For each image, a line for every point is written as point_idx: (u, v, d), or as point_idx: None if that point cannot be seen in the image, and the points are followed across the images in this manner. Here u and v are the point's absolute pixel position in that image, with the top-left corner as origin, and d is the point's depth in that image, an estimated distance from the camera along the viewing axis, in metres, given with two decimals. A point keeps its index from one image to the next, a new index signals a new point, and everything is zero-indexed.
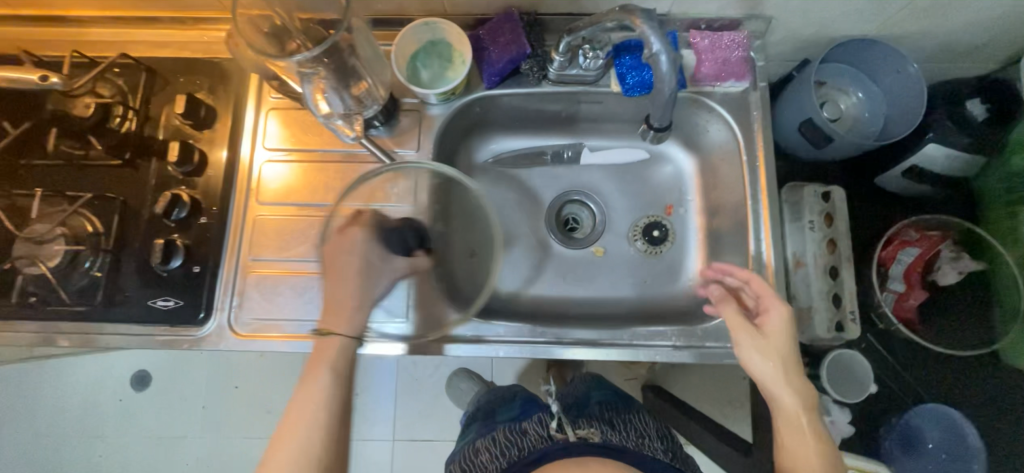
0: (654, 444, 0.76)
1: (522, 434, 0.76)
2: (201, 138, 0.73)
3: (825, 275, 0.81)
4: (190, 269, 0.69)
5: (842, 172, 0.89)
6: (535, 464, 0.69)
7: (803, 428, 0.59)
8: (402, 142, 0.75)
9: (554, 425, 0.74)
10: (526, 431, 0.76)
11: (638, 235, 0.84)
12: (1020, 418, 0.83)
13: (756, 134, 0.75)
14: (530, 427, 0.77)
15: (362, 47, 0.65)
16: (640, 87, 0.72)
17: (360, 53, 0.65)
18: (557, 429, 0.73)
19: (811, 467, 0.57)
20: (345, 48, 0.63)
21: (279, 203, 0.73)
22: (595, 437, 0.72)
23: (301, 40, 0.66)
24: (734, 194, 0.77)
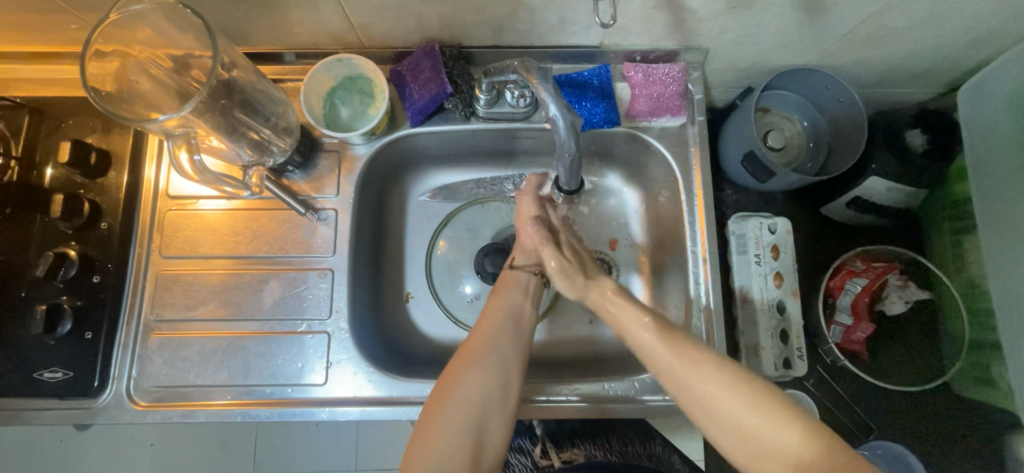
0: (637, 451, 0.76)
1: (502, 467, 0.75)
2: (93, 187, 0.66)
3: (771, 310, 0.78)
4: (82, 335, 0.63)
5: (791, 200, 0.87)
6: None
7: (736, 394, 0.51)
8: (321, 186, 0.69)
9: (538, 452, 0.75)
10: (508, 464, 0.75)
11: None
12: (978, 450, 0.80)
13: (693, 171, 0.71)
14: (513, 460, 0.75)
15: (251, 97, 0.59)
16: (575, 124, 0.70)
17: (249, 104, 0.58)
18: (543, 455, 0.75)
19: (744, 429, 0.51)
20: (223, 96, 0.55)
21: (186, 256, 0.67)
22: (581, 457, 0.74)
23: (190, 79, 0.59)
24: (674, 230, 0.74)
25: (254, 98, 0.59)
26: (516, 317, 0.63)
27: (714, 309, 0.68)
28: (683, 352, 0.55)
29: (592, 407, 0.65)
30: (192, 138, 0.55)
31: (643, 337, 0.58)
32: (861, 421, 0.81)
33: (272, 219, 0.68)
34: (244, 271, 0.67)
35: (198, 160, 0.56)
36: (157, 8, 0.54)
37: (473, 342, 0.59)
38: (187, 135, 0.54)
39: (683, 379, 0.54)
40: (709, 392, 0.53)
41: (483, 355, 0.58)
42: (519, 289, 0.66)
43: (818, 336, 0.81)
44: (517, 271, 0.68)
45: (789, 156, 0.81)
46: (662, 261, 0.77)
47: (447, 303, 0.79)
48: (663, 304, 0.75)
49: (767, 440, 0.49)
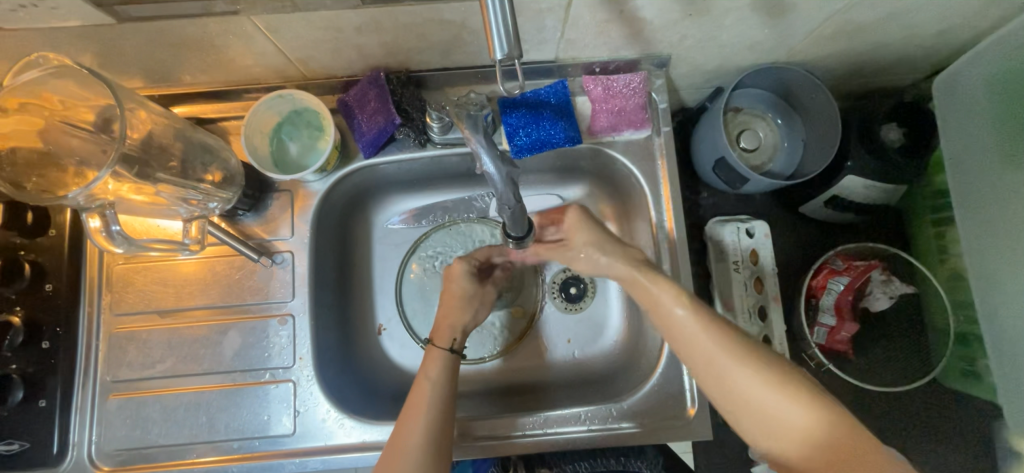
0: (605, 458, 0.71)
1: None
2: (34, 248, 0.62)
3: (753, 317, 0.76)
4: (34, 403, 0.60)
5: (769, 199, 0.84)
6: None
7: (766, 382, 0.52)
8: (276, 229, 0.66)
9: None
10: None
11: (556, 292, 0.77)
12: (968, 442, 0.79)
13: (661, 184, 0.68)
14: None
15: (174, 156, 0.56)
16: (530, 148, 0.67)
17: (175, 163, 0.56)
18: None
19: (765, 413, 0.51)
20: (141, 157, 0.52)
21: (139, 312, 0.64)
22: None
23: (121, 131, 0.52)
24: (649, 245, 0.70)
25: (182, 156, 0.57)
26: (444, 401, 0.59)
27: None
28: (729, 341, 0.54)
29: (564, 437, 0.64)
30: (109, 208, 0.50)
31: (683, 331, 0.56)
32: None
33: (228, 266, 0.65)
34: (201, 323, 0.64)
35: (115, 231, 0.50)
36: (53, 70, 0.49)
37: (401, 443, 0.56)
38: (101, 205, 0.49)
39: (721, 369, 0.53)
40: (743, 384, 0.52)
41: (409, 453, 0.55)
42: (436, 371, 0.61)
43: (802, 339, 0.80)
44: (437, 348, 0.64)
45: (764, 157, 0.78)
46: None
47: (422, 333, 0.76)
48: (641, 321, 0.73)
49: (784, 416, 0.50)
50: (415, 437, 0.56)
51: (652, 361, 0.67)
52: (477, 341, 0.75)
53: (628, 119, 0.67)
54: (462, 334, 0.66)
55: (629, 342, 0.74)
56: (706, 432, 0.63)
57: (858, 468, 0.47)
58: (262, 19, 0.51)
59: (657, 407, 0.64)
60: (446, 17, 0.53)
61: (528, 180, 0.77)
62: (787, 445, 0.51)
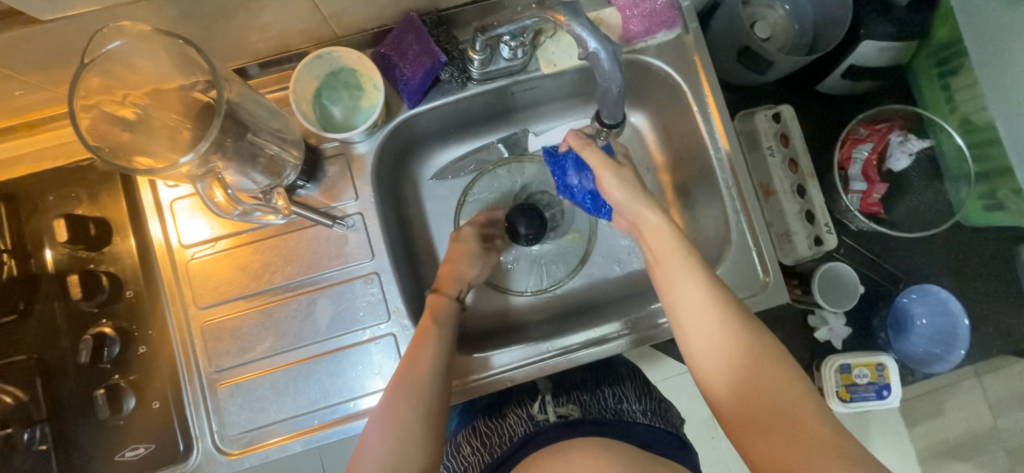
0: (632, 408, 0.71)
1: (502, 420, 0.71)
2: (104, 259, 0.62)
3: (794, 195, 0.81)
4: (149, 406, 0.61)
5: (784, 87, 0.88)
6: (516, 451, 0.64)
7: (699, 272, 0.54)
8: (338, 195, 0.67)
9: (536, 405, 0.70)
10: (506, 415, 0.71)
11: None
12: (1001, 271, 0.86)
13: (701, 80, 0.69)
14: (512, 413, 0.71)
15: (252, 111, 0.56)
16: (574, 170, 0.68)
17: (257, 124, 0.55)
18: (539, 409, 0.69)
19: (693, 293, 0.53)
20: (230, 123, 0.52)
21: (222, 302, 0.65)
22: (576, 412, 0.68)
23: (191, 128, 0.55)
24: (692, 142, 0.73)
25: (255, 116, 0.55)
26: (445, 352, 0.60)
27: (754, 212, 0.68)
28: (669, 233, 0.57)
29: (566, 357, 0.68)
30: (217, 174, 0.54)
31: (658, 268, 0.57)
32: (887, 272, 0.88)
33: (302, 239, 0.66)
34: (286, 299, 0.65)
35: (231, 194, 0.56)
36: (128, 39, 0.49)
37: (409, 392, 0.55)
38: (211, 172, 0.52)
39: (661, 260, 0.57)
40: (680, 277, 0.54)
41: (416, 396, 0.55)
42: (439, 329, 0.61)
43: (840, 208, 0.85)
44: (438, 305, 0.64)
45: (779, 43, 0.81)
46: (684, 177, 0.77)
47: (511, 274, 0.79)
48: (698, 218, 0.76)
49: (704, 309, 0.52)
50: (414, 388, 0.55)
51: (717, 248, 0.72)
52: (556, 270, 0.79)
53: (659, 21, 0.67)
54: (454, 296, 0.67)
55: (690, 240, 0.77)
56: (785, 296, 0.67)
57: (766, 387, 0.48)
58: None
59: (737, 284, 0.68)
60: None
61: (556, 106, 0.78)
62: (705, 341, 0.52)
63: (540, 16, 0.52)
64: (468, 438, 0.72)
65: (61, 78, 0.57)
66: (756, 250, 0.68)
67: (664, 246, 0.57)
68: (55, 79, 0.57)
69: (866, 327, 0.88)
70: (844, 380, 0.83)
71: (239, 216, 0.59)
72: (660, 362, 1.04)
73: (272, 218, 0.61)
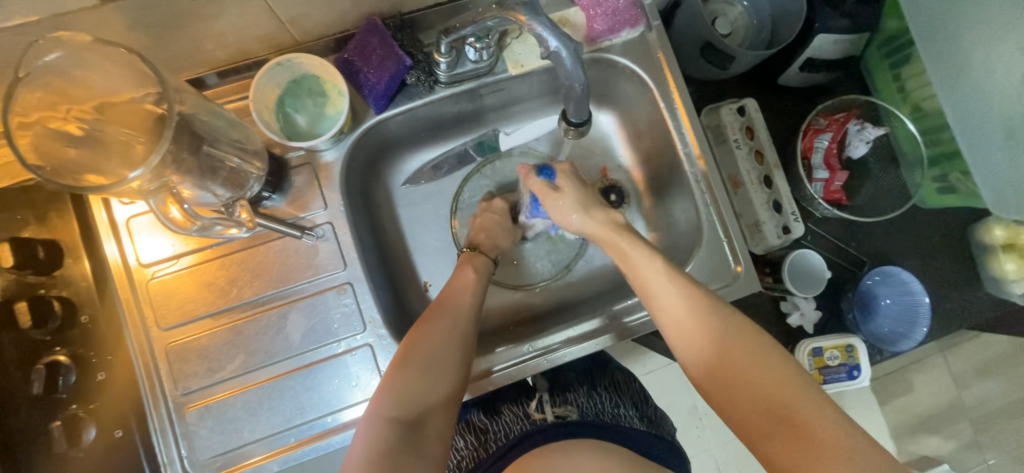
0: (629, 414, 0.71)
1: (498, 416, 0.71)
2: (55, 283, 0.58)
3: (761, 186, 0.83)
4: (112, 435, 0.58)
5: (747, 81, 0.91)
6: (509, 447, 0.64)
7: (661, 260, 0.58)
8: (305, 205, 0.65)
9: (533, 404, 0.70)
10: (502, 413, 0.71)
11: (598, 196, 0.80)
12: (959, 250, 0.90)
13: (665, 76, 0.70)
14: (508, 411, 0.71)
15: (207, 119, 0.54)
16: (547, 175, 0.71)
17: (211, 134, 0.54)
18: (536, 408, 0.69)
19: (658, 279, 0.56)
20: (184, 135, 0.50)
21: (187, 322, 0.62)
22: (573, 414, 0.67)
23: (141, 138, 0.52)
24: (661, 138, 0.74)
25: (211, 127, 0.54)
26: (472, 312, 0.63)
27: (723, 205, 0.70)
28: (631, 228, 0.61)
29: (547, 358, 0.68)
30: (172, 188, 0.51)
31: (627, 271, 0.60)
32: (853, 256, 0.91)
33: (271, 252, 0.64)
34: (257, 314, 0.63)
35: (188, 209, 0.53)
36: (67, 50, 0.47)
37: (429, 341, 0.58)
38: (165, 186, 0.50)
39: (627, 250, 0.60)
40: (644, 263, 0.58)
41: (434, 347, 0.58)
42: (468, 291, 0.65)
43: (806, 196, 0.87)
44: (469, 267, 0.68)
45: (739, 38, 0.84)
46: (655, 172, 0.78)
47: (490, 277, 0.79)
48: (671, 212, 0.77)
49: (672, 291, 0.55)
50: (439, 339, 0.58)
51: (690, 241, 0.73)
52: (531, 272, 0.80)
53: (623, 19, 0.67)
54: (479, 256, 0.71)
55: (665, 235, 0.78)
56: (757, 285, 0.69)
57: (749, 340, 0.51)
58: None
59: (710, 275, 0.69)
60: None
61: (527, 106, 0.78)
62: (679, 316, 0.54)
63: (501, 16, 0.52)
64: (462, 434, 0.72)
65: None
66: (728, 241, 0.69)
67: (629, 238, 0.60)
68: None
69: (836, 311, 0.90)
70: (817, 363, 0.86)
71: (198, 231, 0.57)
72: (642, 357, 1.05)
73: (234, 232, 0.60)
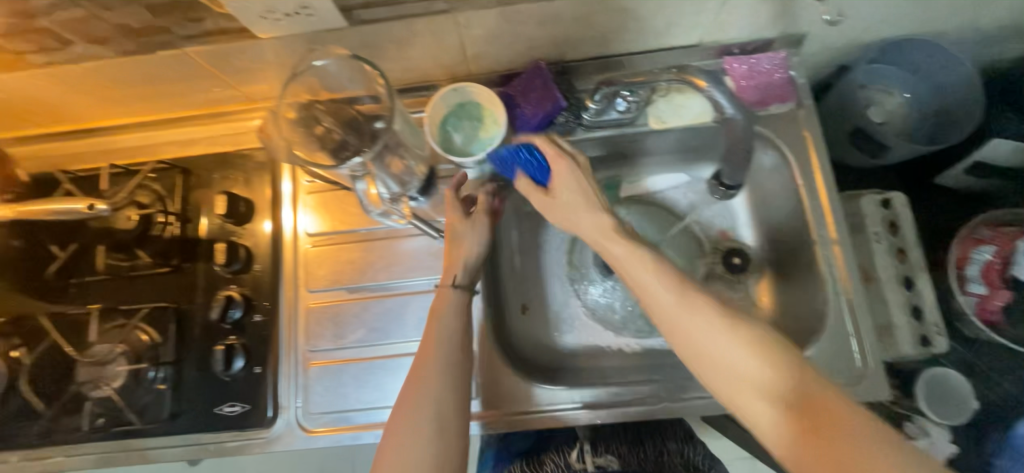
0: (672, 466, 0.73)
1: (539, 465, 0.72)
2: (244, 233, 0.73)
3: (898, 286, 0.76)
4: (252, 369, 0.68)
5: (894, 174, 0.85)
6: None
7: (700, 317, 0.50)
8: (443, 211, 0.74)
9: (573, 452, 0.71)
10: (543, 462, 0.72)
11: (717, 260, 0.78)
12: None
13: (810, 154, 0.69)
14: (548, 460, 0.72)
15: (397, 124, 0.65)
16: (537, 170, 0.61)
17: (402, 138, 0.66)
18: (576, 459, 0.70)
19: (700, 338, 0.50)
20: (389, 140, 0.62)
21: (327, 289, 0.72)
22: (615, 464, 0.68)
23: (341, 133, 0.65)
24: (792, 215, 0.72)
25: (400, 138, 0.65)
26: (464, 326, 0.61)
27: (858, 296, 0.65)
28: (662, 273, 0.53)
29: (632, 407, 0.68)
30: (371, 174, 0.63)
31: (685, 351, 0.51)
32: (998, 389, 0.79)
33: (409, 246, 0.72)
34: (383, 297, 0.71)
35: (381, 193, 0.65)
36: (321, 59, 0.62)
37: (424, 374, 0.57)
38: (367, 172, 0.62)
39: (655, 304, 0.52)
40: (687, 320, 0.50)
41: (431, 379, 0.57)
42: (449, 308, 0.61)
43: (954, 310, 0.78)
44: (446, 289, 0.62)
45: (895, 130, 0.76)
46: (779, 247, 0.76)
47: (588, 314, 0.81)
48: (790, 290, 0.73)
49: (722, 356, 0.49)
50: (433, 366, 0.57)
51: (810, 326, 0.69)
52: (631, 318, 0.80)
53: (773, 94, 0.69)
54: (462, 268, 0.63)
55: (779, 313, 0.74)
56: (884, 390, 0.63)
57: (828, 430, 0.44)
58: (464, 15, 0.60)
59: (831, 368, 0.64)
60: (618, 5, 0.60)
61: (655, 160, 0.81)
62: (733, 389, 0.48)
63: (676, 79, 0.60)
64: None
65: (250, 83, 0.70)
66: (856, 336, 0.65)
67: (655, 293, 0.52)
68: (245, 82, 0.70)
69: (974, 448, 0.78)
70: None
71: (379, 214, 0.67)
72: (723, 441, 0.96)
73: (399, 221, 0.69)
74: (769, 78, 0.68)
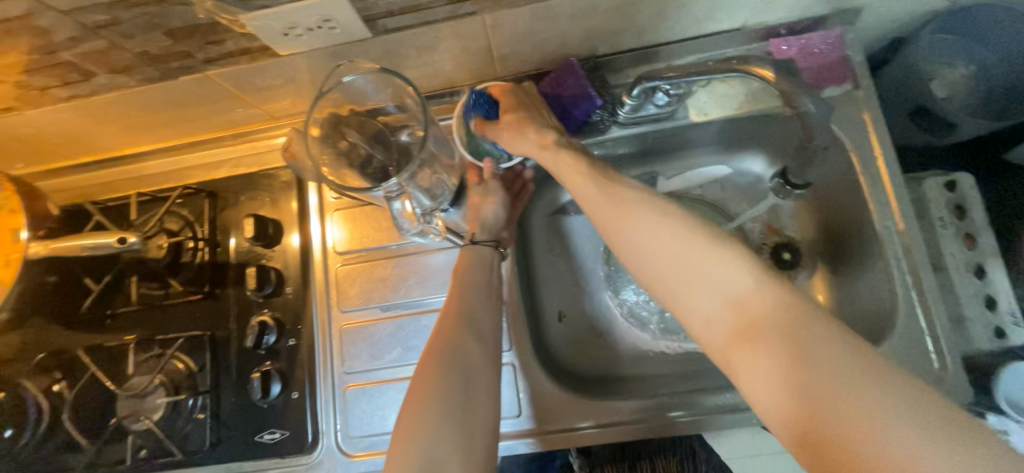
0: None
1: None
2: (274, 255, 0.71)
3: (970, 275, 0.70)
4: (289, 395, 0.67)
5: (955, 153, 0.79)
6: None
7: (694, 252, 0.45)
8: (486, 223, 0.67)
9: None
10: None
11: (765, 255, 0.74)
12: None
13: (869, 139, 0.64)
14: None
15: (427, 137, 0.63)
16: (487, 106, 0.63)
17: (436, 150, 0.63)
18: None
19: (693, 274, 0.45)
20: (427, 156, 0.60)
21: (360, 309, 0.70)
22: None
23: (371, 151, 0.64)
24: (848, 206, 0.67)
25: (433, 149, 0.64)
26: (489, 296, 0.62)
27: (931, 291, 0.60)
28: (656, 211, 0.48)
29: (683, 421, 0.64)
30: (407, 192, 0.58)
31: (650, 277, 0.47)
32: None
33: (442, 260, 0.70)
34: (418, 314, 0.69)
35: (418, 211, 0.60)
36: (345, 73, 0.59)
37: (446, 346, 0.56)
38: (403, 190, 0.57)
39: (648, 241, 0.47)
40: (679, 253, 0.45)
41: (449, 351, 0.56)
42: (469, 268, 0.63)
43: None
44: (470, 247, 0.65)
45: (960, 105, 0.69)
46: (834, 239, 0.70)
47: (629, 320, 0.77)
48: (850, 286, 0.68)
49: (714, 291, 0.44)
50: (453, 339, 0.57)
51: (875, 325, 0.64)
52: (674, 323, 0.75)
53: (825, 76, 0.64)
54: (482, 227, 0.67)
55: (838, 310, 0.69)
56: (968, 393, 0.57)
57: (822, 384, 0.37)
58: (493, 16, 0.56)
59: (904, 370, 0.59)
60: None
61: (693, 152, 0.76)
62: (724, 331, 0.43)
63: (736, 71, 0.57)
64: None
65: (272, 101, 0.68)
66: (931, 335, 0.59)
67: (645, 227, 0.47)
68: (268, 100, 0.68)
69: None
70: None
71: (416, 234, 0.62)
72: None
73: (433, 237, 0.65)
74: (822, 59, 0.63)
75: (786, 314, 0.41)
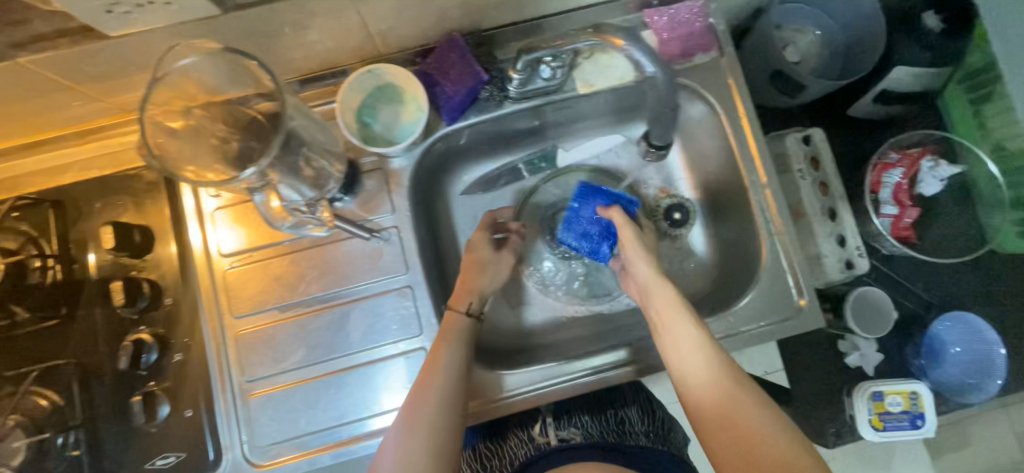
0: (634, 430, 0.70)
1: (502, 441, 0.71)
2: (146, 266, 0.64)
3: (825, 218, 0.80)
4: (181, 414, 0.62)
5: (811, 111, 0.89)
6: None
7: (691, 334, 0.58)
8: (480, 291, 0.68)
9: (536, 426, 0.70)
10: (506, 437, 0.71)
11: (660, 217, 0.79)
12: None
13: (735, 102, 0.70)
14: (512, 435, 0.71)
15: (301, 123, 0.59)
16: None
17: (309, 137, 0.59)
18: (539, 431, 0.69)
19: (680, 336, 0.58)
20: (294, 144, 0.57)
21: (255, 312, 0.65)
22: (578, 437, 0.67)
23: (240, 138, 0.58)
24: (723, 165, 0.73)
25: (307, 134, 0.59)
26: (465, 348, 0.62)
27: (790, 235, 0.68)
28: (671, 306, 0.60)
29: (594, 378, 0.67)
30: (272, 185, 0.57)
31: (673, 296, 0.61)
32: (917, 297, 0.87)
33: (340, 251, 0.67)
34: (320, 310, 0.66)
35: (287, 204, 0.59)
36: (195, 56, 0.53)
37: (420, 404, 0.56)
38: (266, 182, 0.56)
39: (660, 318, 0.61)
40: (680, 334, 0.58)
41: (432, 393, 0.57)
42: (453, 337, 0.62)
43: (872, 231, 0.84)
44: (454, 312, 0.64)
45: (810, 68, 0.80)
46: (715, 197, 0.77)
47: (542, 291, 0.79)
48: (729, 237, 0.75)
49: (695, 372, 0.56)
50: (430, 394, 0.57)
51: (750, 270, 0.71)
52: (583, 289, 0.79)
53: (695, 44, 0.68)
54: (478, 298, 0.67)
55: (721, 260, 0.77)
56: (821, 319, 0.66)
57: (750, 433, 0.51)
58: None
59: (771, 307, 0.67)
60: None
61: (588, 124, 0.79)
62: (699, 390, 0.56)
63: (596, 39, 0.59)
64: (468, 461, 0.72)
65: (116, 91, 0.59)
66: (792, 274, 0.67)
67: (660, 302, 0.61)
68: (110, 91, 0.59)
69: (899, 354, 0.86)
70: (877, 408, 0.80)
71: (290, 227, 0.62)
72: None
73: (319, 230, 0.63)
74: (690, 28, 0.67)
75: (735, 383, 0.55)
